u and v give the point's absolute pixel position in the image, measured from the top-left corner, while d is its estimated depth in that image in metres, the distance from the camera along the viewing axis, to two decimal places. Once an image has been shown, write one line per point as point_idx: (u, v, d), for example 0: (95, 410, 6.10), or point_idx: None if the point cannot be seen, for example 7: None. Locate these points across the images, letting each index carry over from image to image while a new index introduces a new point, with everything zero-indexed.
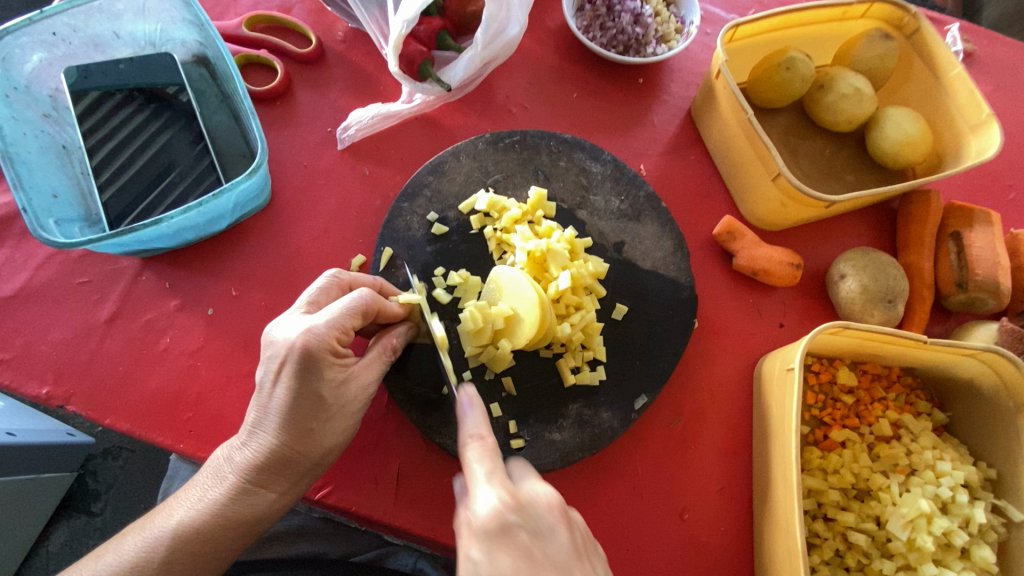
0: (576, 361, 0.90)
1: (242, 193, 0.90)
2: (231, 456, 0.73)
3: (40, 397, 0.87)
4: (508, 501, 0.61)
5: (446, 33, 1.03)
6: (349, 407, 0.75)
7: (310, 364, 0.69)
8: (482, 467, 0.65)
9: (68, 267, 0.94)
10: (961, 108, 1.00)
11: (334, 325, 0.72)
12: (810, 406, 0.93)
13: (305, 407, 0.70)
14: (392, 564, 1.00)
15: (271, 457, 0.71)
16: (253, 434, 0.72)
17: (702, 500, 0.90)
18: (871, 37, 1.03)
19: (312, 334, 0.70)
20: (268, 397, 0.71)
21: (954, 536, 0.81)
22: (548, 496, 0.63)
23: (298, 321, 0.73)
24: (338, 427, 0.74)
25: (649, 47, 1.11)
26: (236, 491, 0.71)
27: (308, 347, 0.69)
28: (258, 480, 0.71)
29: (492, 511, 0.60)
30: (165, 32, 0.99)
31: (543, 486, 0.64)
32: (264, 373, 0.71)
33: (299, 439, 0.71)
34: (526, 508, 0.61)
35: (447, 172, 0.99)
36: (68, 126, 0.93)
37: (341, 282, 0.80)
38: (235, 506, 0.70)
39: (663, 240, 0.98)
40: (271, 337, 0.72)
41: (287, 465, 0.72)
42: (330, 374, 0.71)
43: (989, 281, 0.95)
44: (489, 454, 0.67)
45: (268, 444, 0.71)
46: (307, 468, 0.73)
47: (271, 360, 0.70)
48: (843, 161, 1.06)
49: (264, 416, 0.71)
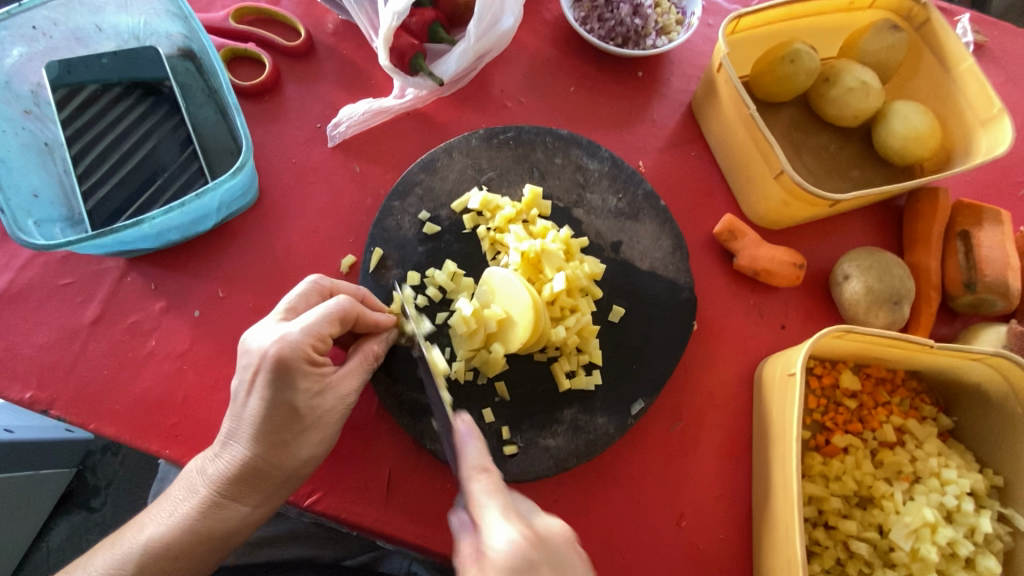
0: (571, 364, 0.87)
1: (227, 192, 0.88)
2: (203, 468, 0.71)
3: (23, 401, 0.85)
4: (529, 538, 0.59)
5: (438, 25, 0.99)
6: (326, 418, 0.73)
7: (284, 373, 0.67)
8: (492, 502, 0.63)
9: (51, 268, 0.92)
10: (971, 102, 0.97)
11: (310, 332, 0.70)
12: (811, 410, 0.91)
13: (278, 420, 0.68)
14: (385, 568, 0.99)
15: (244, 469, 0.69)
16: (226, 445, 0.70)
17: (700, 507, 0.87)
18: (878, 28, 0.99)
19: (286, 342, 0.68)
20: (242, 408, 0.69)
21: (959, 547, 0.79)
22: (562, 530, 0.62)
23: (273, 329, 0.71)
24: (313, 439, 0.72)
25: (649, 39, 1.07)
26: (208, 505, 0.69)
27: (282, 355, 0.67)
28: (231, 493, 0.69)
29: (515, 548, 0.57)
30: (149, 25, 0.97)
31: (553, 518, 0.64)
32: (238, 383, 0.69)
33: (273, 451, 0.69)
34: (546, 545, 0.60)
35: (439, 170, 0.96)
36: (50, 123, 0.91)
37: (322, 288, 0.78)
38: (206, 521, 0.68)
39: (661, 240, 0.96)
40: (246, 345, 0.70)
41: (260, 478, 0.70)
42: (304, 384, 0.69)
43: (998, 282, 0.92)
44: (495, 488, 0.64)
45: (241, 456, 0.69)
46: (281, 481, 0.71)
47: (245, 369, 0.69)
48: (848, 156, 1.03)
49: (237, 427, 0.69)
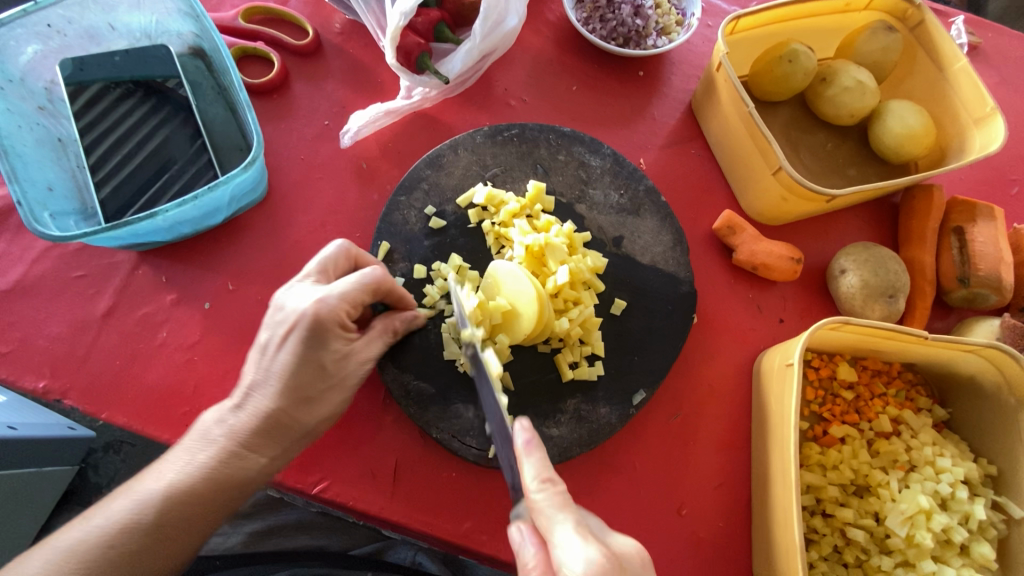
0: (574, 356, 0.89)
1: (238, 187, 0.89)
2: (222, 420, 0.72)
3: (37, 391, 0.87)
4: (613, 560, 0.56)
5: (444, 25, 1.02)
6: (348, 380, 0.76)
7: (320, 332, 0.70)
8: (566, 520, 0.60)
9: (64, 261, 0.93)
10: (965, 101, 0.99)
11: (346, 298, 0.72)
12: (809, 402, 0.93)
13: (306, 373, 0.71)
14: (391, 558, 1.02)
15: (266, 421, 0.71)
16: (250, 397, 0.72)
17: (700, 496, 0.89)
18: (873, 29, 1.02)
19: (324, 303, 0.70)
20: (271, 360, 0.71)
21: (953, 533, 0.81)
22: (638, 550, 0.60)
23: (309, 290, 0.73)
24: (333, 398, 0.75)
25: (650, 39, 1.10)
26: (227, 455, 0.70)
27: (319, 315, 0.70)
28: (251, 444, 0.71)
29: (602, 574, 0.55)
30: (161, 24, 0.99)
31: (626, 539, 0.62)
32: (269, 336, 0.72)
33: (296, 404, 0.72)
34: (625, 566, 0.58)
35: (444, 166, 0.98)
36: (64, 119, 0.94)
37: (350, 253, 0.79)
38: (225, 470, 0.69)
39: (662, 235, 0.98)
40: (281, 303, 0.73)
41: (280, 430, 0.72)
42: (335, 344, 0.72)
43: (991, 276, 0.95)
44: (565, 502, 0.61)
45: (265, 407, 0.71)
46: (298, 435, 0.74)
47: (280, 324, 0.72)
48: (845, 154, 1.05)
49: (263, 379, 0.72)
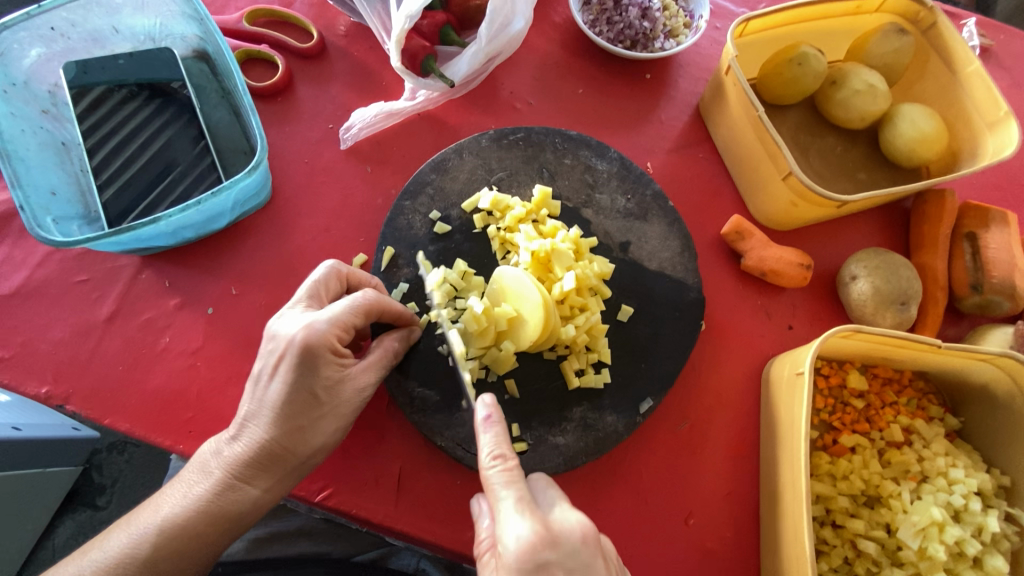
0: (580, 363, 0.88)
1: (242, 190, 0.89)
2: (218, 451, 0.72)
3: (39, 396, 0.86)
4: (541, 533, 0.60)
5: (449, 27, 1.00)
6: (344, 408, 0.74)
7: (309, 360, 0.69)
8: (508, 494, 0.65)
9: (67, 265, 0.93)
10: (977, 104, 0.97)
11: (337, 322, 0.71)
12: (819, 410, 0.91)
13: (298, 403, 0.70)
14: (393, 564, 1.01)
15: (260, 452, 0.70)
16: (245, 428, 0.71)
17: (708, 506, 0.88)
18: (885, 31, 1.00)
19: (313, 330, 0.69)
20: (265, 390, 0.71)
21: (967, 546, 0.79)
22: (581, 526, 0.62)
23: (300, 316, 0.72)
24: (330, 426, 0.73)
25: (657, 42, 1.09)
26: (222, 487, 0.70)
27: (308, 343, 0.68)
28: (244, 475, 0.70)
29: (524, 545, 0.59)
30: (164, 27, 0.98)
31: (573, 514, 0.64)
32: (262, 366, 0.71)
33: (290, 435, 0.70)
34: (559, 541, 0.61)
35: (450, 170, 0.97)
36: (67, 123, 0.92)
37: (342, 274, 0.79)
38: (220, 502, 0.69)
39: (669, 240, 0.96)
40: (273, 331, 0.72)
41: (274, 462, 0.71)
42: (327, 372, 0.71)
43: (1005, 283, 0.93)
44: (513, 479, 0.67)
45: (259, 438, 0.70)
46: (294, 465, 0.72)
47: (271, 353, 0.70)
48: (856, 158, 1.04)
49: (257, 410, 0.71)
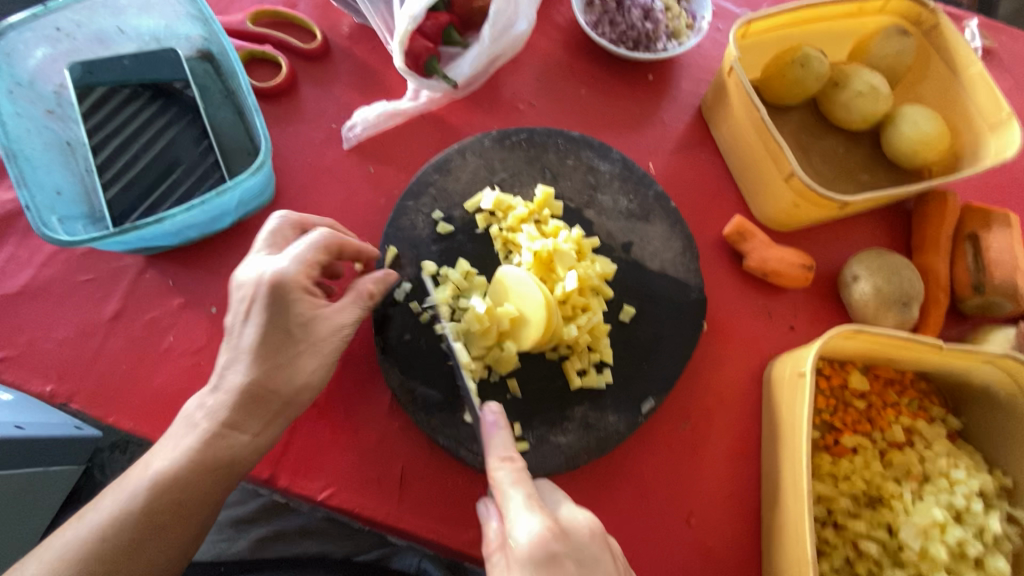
0: (582, 363, 0.88)
1: (246, 190, 0.89)
2: (203, 403, 0.72)
3: (44, 395, 0.87)
4: (552, 528, 0.61)
5: (452, 28, 1.00)
6: (322, 346, 0.75)
7: (281, 296, 0.71)
8: (516, 493, 0.65)
9: (72, 264, 0.94)
10: (979, 106, 0.98)
11: (302, 260, 0.74)
12: (820, 411, 0.91)
13: (273, 341, 0.72)
14: (396, 564, 1.01)
15: (244, 394, 0.71)
16: (227, 374, 0.72)
17: (709, 506, 0.88)
18: (887, 33, 1.00)
19: (281, 269, 0.72)
20: (241, 337, 0.72)
21: (969, 546, 0.80)
22: (589, 522, 0.64)
23: (262, 261, 0.75)
24: (311, 365, 0.74)
25: (659, 43, 1.09)
26: (210, 435, 0.70)
27: (278, 280, 0.71)
28: (230, 419, 0.70)
29: (537, 538, 0.60)
30: (169, 28, 0.98)
31: (580, 512, 0.66)
32: (234, 315, 0.73)
33: (271, 373, 0.72)
34: (569, 537, 0.62)
35: (452, 171, 0.98)
36: (72, 123, 0.93)
37: (296, 222, 0.81)
38: (210, 451, 0.69)
39: (671, 241, 0.97)
40: (239, 279, 0.74)
41: (260, 402, 0.72)
42: (299, 308, 0.73)
43: (1007, 284, 0.93)
44: (521, 478, 0.67)
45: (241, 381, 0.71)
46: (279, 406, 0.73)
47: (241, 300, 0.73)
48: (858, 159, 1.04)
49: (237, 356, 0.72)
